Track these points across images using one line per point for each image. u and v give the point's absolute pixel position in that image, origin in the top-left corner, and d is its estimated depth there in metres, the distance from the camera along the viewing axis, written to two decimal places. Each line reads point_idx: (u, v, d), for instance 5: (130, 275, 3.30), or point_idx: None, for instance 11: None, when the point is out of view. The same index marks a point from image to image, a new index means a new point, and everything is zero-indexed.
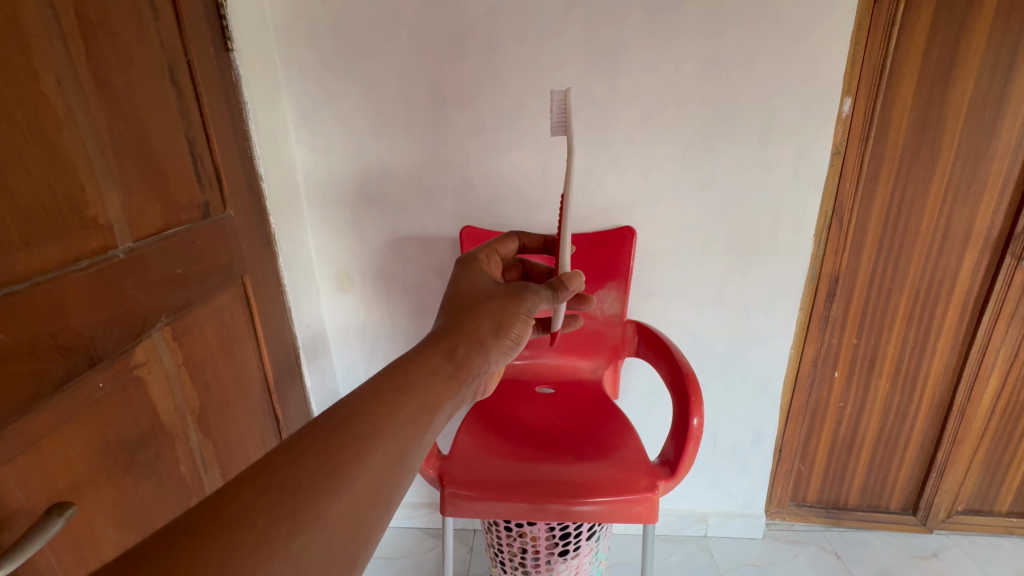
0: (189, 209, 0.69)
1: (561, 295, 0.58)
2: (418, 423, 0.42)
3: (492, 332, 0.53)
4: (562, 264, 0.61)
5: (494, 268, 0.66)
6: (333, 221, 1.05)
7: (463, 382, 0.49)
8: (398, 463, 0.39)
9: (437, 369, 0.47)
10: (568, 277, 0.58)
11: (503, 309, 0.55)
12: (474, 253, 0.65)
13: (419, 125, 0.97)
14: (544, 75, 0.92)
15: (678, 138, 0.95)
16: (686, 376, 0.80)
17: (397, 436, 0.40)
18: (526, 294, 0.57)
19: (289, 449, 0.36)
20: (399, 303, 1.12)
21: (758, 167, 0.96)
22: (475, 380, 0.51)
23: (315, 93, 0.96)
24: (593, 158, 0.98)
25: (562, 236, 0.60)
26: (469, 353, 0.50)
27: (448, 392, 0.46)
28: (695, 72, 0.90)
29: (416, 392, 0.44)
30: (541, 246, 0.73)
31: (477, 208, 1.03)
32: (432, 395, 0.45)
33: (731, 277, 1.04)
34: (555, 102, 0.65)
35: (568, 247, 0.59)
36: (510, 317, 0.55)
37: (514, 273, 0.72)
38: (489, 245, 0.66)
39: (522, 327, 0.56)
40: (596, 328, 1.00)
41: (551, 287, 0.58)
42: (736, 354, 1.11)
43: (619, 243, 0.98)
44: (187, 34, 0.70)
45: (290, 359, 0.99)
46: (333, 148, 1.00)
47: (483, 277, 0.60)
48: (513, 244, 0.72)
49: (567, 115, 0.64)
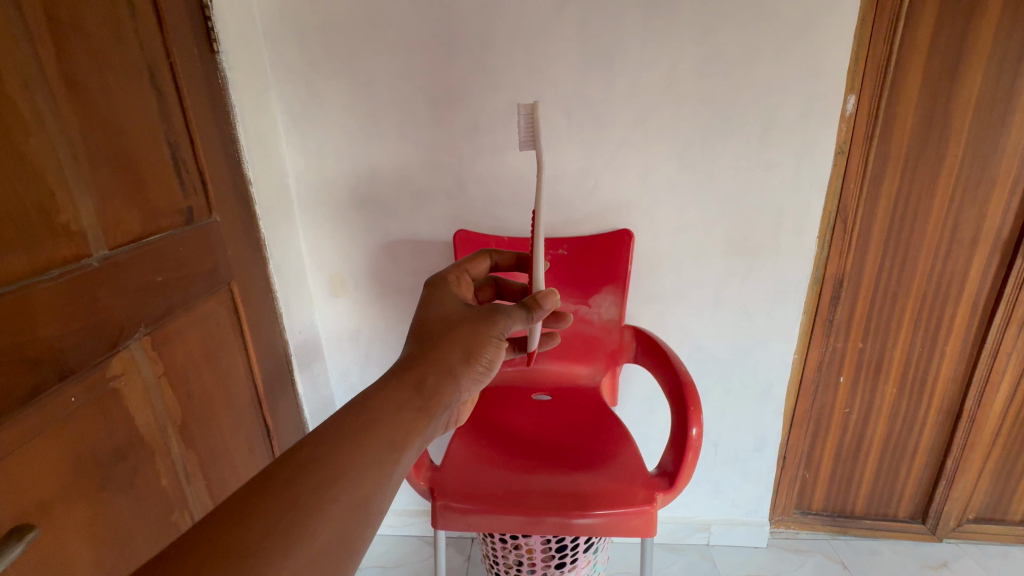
0: (171, 214, 0.67)
1: (534, 315, 0.59)
2: (382, 464, 0.45)
3: (461, 359, 0.56)
4: (535, 282, 0.62)
5: (465, 288, 0.67)
6: (325, 224, 1.03)
7: (433, 414, 0.52)
8: (364, 503, 0.43)
9: (405, 403, 0.50)
10: (541, 296, 0.60)
11: (474, 332, 0.57)
12: (443, 274, 0.66)
13: (411, 127, 0.95)
14: (537, 75, 0.90)
15: (675, 137, 0.92)
16: (684, 385, 0.77)
17: (364, 477, 0.44)
18: (498, 316, 0.59)
19: (252, 493, 0.39)
20: (393, 307, 1.10)
21: (759, 167, 0.93)
22: (446, 410, 0.54)
23: (304, 96, 0.94)
24: (588, 158, 0.95)
25: (536, 254, 0.59)
26: (438, 383, 0.53)
27: (416, 427, 0.50)
28: (692, 70, 0.88)
29: (382, 431, 0.47)
30: (514, 263, 0.72)
31: (470, 211, 1.01)
32: (399, 432, 0.48)
33: (731, 280, 1.01)
34: (520, 118, 0.67)
35: (541, 266, 0.60)
36: (481, 343, 0.57)
37: (487, 292, 0.74)
38: (459, 265, 0.67)
39: (495, 351, 0.58)
40: (593, 332, 0.97)
41: (524, 307, 0.59)
42: (738, 359, 1.08)
43: (617, 245, 0.94)
44: (169, 34, 0.68)
45: (282, 367, 0.97)
46: (324, 151, 0.98)
47: (455, 300, 0.61)
48: (484, 262, 0.72)
49: (534, 129, 0.65)
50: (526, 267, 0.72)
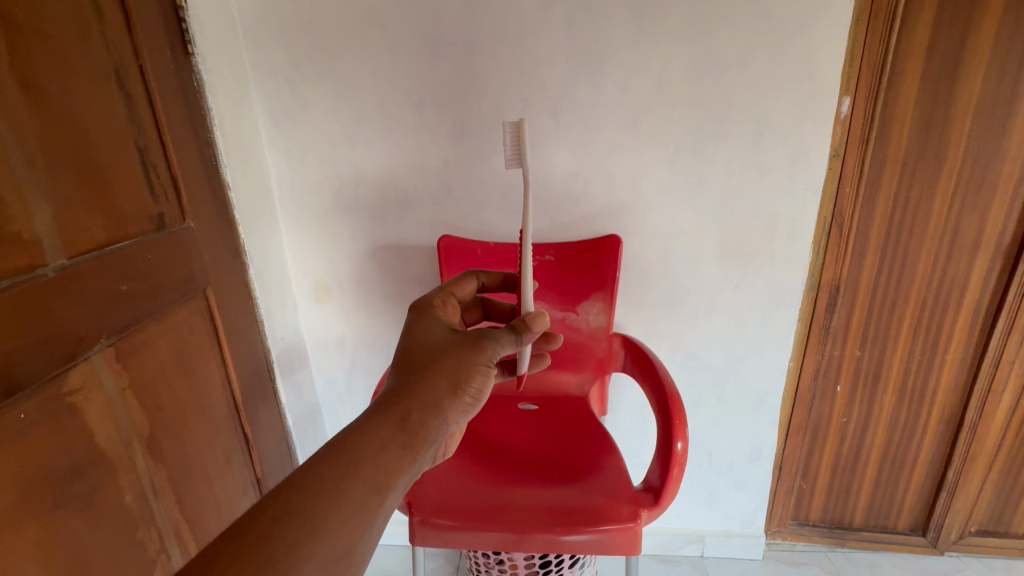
0: (140, 221, 0.66)
1: (523, 340, 0.63)
2: (369, 502, 0.49)
3: (448, 390, 0.60)
4: (525, 303, 0.67)
5: (451, 311, 0.71)
6: (310, 230, 1.01)
7: (418, 449, 0.56)
8: (348, 546, 0.46)
9: (390, 441, 0.54)
10: (531, 318, 0.66)
11: (460, 363, 0.61)
12: (428, 298, 0.70)
13: (396, 130, 0.93)
14: (523, 77, 0.88)
15: (666, 140, 0.90)
16: (669, 396, 0.75)
17: (347, 521, 0.47)
18: (486, 342, 0.63)
19: (246, 537, 0.42)
20: (380, 313, 1.08)
21: (752, 170, 0.90)
22: (432, 443, 0.58)
23: (288, 98, 0.92)
24: (577, 162, 0.93)
25: (523, 280, 0.65)
26: (423, 416, 0.57)
27: (401, 465, 0.53)
28: (683, 71, 0.85)
29: (367, 471, 0.50)
30: (500, 283, 0.79)
31: (456, 216, 0.99)
32: (384, 472, 0.52)
33: (725, 286, 0.99)
34: (507, 134, 0.71)
35: (529, 290, 0.65)
36: (468, 373, 0.61)
37: (474, 312, 0.79)
38: (444, 290, 0.71)
39: (482, 380, 0.63)
40: (581, 340, 0.95)
41: (512, 333, 0.64)
42: (732, 367, 1.05)
43: (605, 252, 0.91)
44: (138, 35, 0.66)
45: (263, 376, 0.95)
46: (308, 155, 0.96)
47: (439, 325, 0.65)
48: (470, 284, 0.76)
49: (519, 149, 0.69)
50: (510, 286, 0.79)
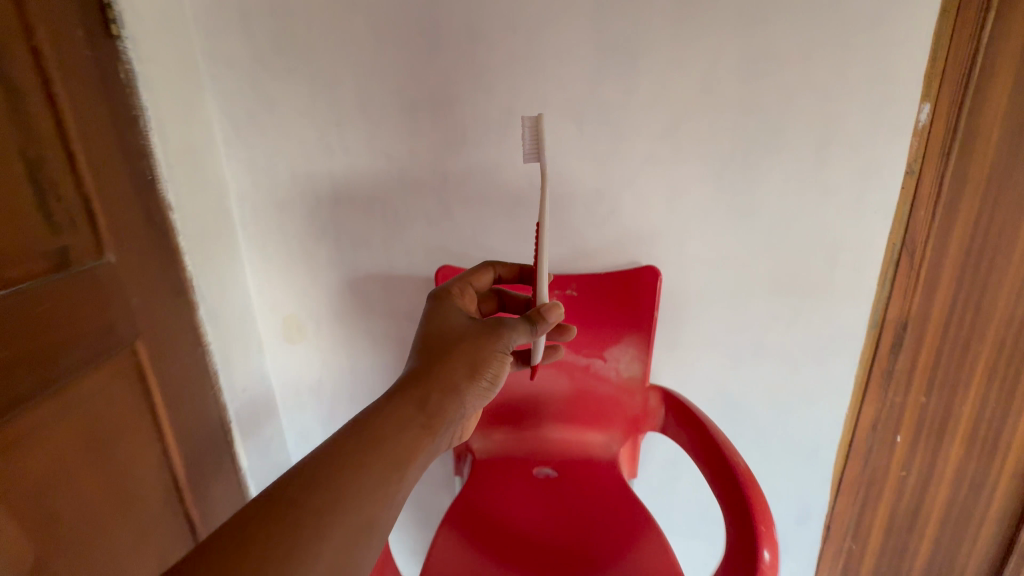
0: (28, 261, 0.48)
1: (538, 329, 0.62)
2: (389, 481, 0.49)
3: (466, 375, 0.59)
4: (539, 293, 0.63)
5: (468, 301, 0.69)
6: (278, 257, 0.84)
7: (436, 430, 0.55)
8: (367, 526, 0.45)
9: (408, 421, 0.53)
10: (546, 310, 0.62)
11: (478, 349, 0.60)
12: (446, 287, 0.68)
13: (384, 138, 0.76)
14: (541, 74, 0.72)
15: (711, 153, 0.75)
16: (747, 486, 0.59)
17: (368, 496, 0.47)
18: (501, 330, 0.61)
19: (268, 510, 0.42)
20: (364, 356, 0.90)
21: (813, 189, 0.76)
22: (449, 426, 0.57)
23: (249, 96, 0.74)
24: (604, 178, 0.77)
25: (539, 270, 0.61)
26: (441, 400, 0.56)
27: (419, 445, 0.53)
28: (734, 70, 0.70)
29: (387, 448, 0.50)
30: (517, 274, 0.73)
31: (457, 240, 0.82)
32: (403, 450, 0.51)
33: (775, 325, 0.83)
34: (525, 129, 0.58)
35: (545, 281, 0.61)
36: (485, 358, 0.60)
37: (491, 304, 0.74)
38: (462, 278, 0.69)
39: (499, 366, 0.62)
40: (609, 393, 0.79)
41: (527, 320, 0.62)
42: (780, 418, 0.90)
43: (640, 287, 0.75)
44: (32, 11, 0.49)
45: (217, 442, 0.76)
46: (275, 166, 0.78)
47: (456, 313, 0.63)
48: (488, 275, 0.72)
49: (541, 144, 0.57)
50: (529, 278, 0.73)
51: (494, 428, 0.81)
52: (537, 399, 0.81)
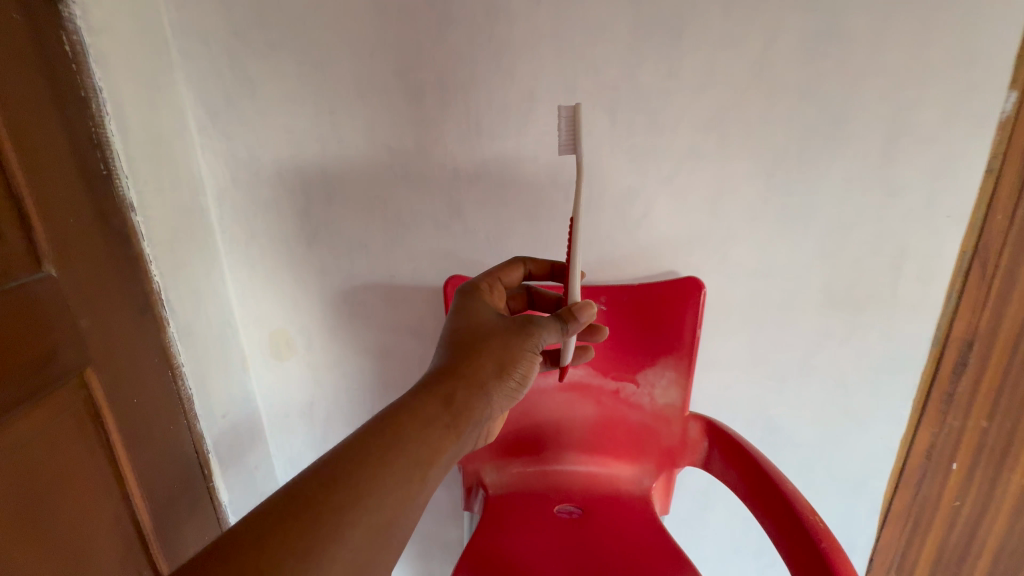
0: None
1: (568, 330, 0.56)
2: (413, 480, 0.46)
3: (494, 373, 0.54)
4: (571, 292, 0.56)
5: (497, 299, 0.61)
6: (264, 263, 0.73)
7: (461, 428, 0.52)
8: (389, 525, 0.44)
9: (435, 418, 0.50)
10: (578, 307, 0.57)
11: (507, 347, 0.55)
12: (473, 283, 0.61)
13: (385, 128, 0.66)
14: (568, 54, 0.62)
15: (763, 148, 0.65)
16: (827, 544, 0.49)
17: (392, 495, 0.45)
18: (532, 331, 0.56)
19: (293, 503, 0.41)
20: (361, 374, 0.80)
21: (878, 190, 0.66)
22: (475, 426, 0.53)
23: (227, 78, 0.64)
24: (638, 175, 0.67)
25: (573, 264, 0.54)
26: (467, 400, 0.52)
27: (445, 444, 0.50)
28: (794, 51, 0.60)
29: (412, 446, 0.48)
30: (548, 271, 0.64)
31: (469, 246, 0.72)
32: (426, 449, 0.48)
33: (826, 342, 0.74)
34: (562, 120, 0.52)
35: (578, 278, 0.54)
36: (514, 357, 0.55)
37: (519, 301, 0.65)
38: (490, 274, 0.61)
39: (529, 365, 0.57)
40: (640, 421, 0.69)
41: (558, 319, 0.56)
42: (826, 445, 0.80)
43: (680, 302, 0.66)
44: None
45: (191, 479, 0.65)
46: (258, 160, 0.68)
47: (486, 309, 0.58)
48: (519, 271, 0.64)
49: (578, 137, 0.51)
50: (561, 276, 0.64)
51: (508, 460, 0.71)
52: (559, 425, 0.71)
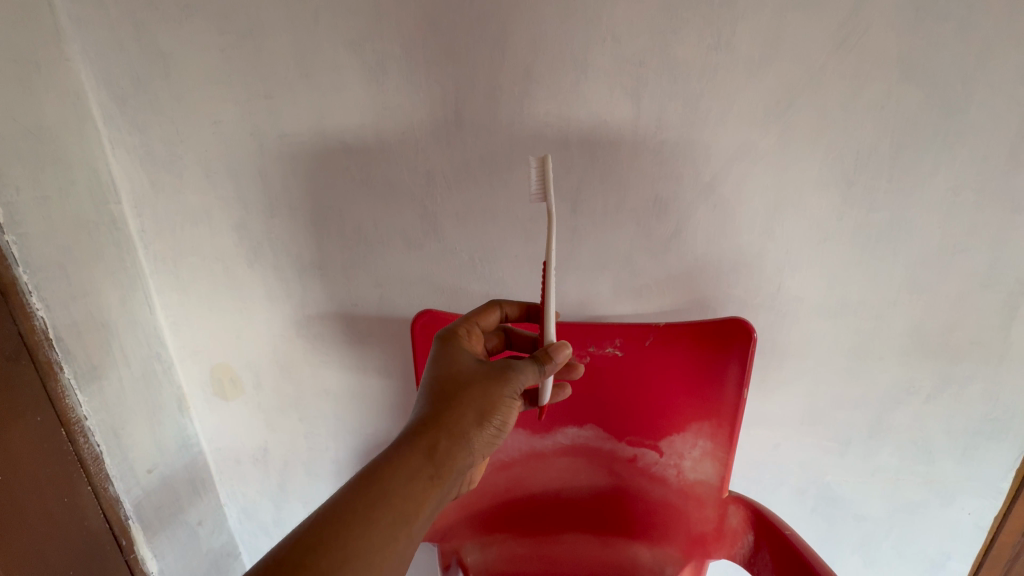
0: None
1: (548, 369, 0.42)
2: (388, 551, 0.35)
3: (480, 418, 0.40)
4: (545, 332, 0.43)
5: (476, 343, 0.47)
6: (198, 285, 0.60)
7: (447, 481, 0.39)
8: None
9: (413, 474, 0.37)
10: (553, 348, 0.42)
11: (491, 389, 0.41)
12: (451, 326, 0.47)
13: (336, 117, 0.51)
14: (578, 15, 0.45)
15: (841, 147, 0.48)
16: None
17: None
18: (511, 374, 0.41)
19: None
20: (323, 416, 0.66)
21: (1001, 206, 0.48)
22: (463, 474, 0.40)
23: (133, 53, 0.49)
24: (668, 182, 0.51)
25: (545, 292, 0.41)
26: (451, 448, 0.39)
27: (428, 502, 0.37)
28: (901, 10, 0.42)
29: (387, 513, 0.35)
30: (522, 315, 0.50)
31: (449, 267, 0.56)
32: (404, 509, 0.36)
33: (906, 398, 0.57)
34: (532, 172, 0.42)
35: (552, 318, 0.41)
36: (497, 401, 0.41)
37: (495, 343, 0.50)
38: (468, 317, 0.47)
39: (510, 412, 0.42)
40: (661, 497, 0.55)
41: (535, 360, 0.42)
42: (897, 518, 0.64)
43: (720, 353, 0.49)
44: None
45: (98, 554, 0.53)
46: (181, 159, 0.53)
47: (463, 351, 0.44)
48: (494, 315, 0.49)
49: (547, 194, 0.41)
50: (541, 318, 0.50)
51: (494, 534, 0.57)
52: (559, 496, 0.57)
